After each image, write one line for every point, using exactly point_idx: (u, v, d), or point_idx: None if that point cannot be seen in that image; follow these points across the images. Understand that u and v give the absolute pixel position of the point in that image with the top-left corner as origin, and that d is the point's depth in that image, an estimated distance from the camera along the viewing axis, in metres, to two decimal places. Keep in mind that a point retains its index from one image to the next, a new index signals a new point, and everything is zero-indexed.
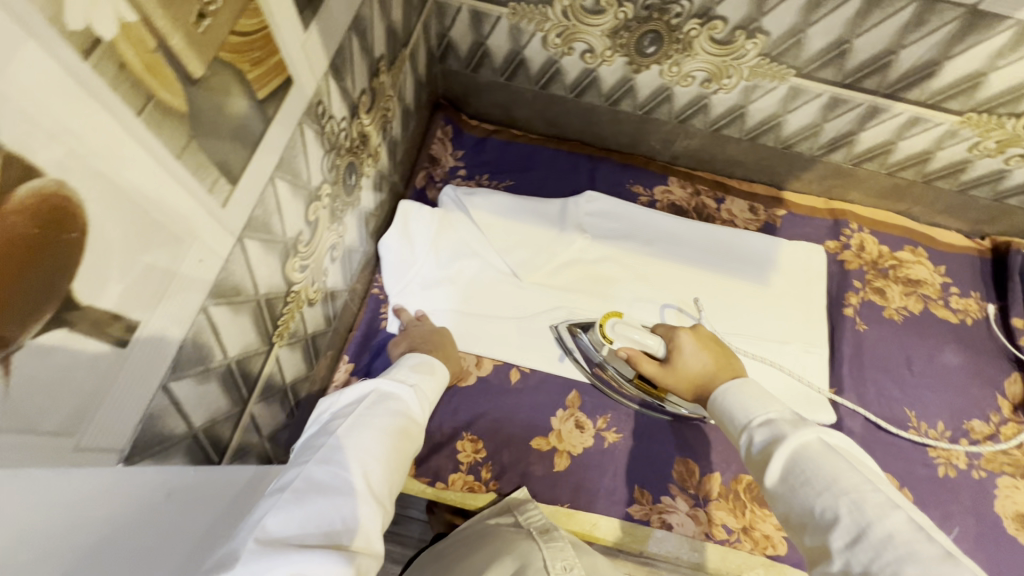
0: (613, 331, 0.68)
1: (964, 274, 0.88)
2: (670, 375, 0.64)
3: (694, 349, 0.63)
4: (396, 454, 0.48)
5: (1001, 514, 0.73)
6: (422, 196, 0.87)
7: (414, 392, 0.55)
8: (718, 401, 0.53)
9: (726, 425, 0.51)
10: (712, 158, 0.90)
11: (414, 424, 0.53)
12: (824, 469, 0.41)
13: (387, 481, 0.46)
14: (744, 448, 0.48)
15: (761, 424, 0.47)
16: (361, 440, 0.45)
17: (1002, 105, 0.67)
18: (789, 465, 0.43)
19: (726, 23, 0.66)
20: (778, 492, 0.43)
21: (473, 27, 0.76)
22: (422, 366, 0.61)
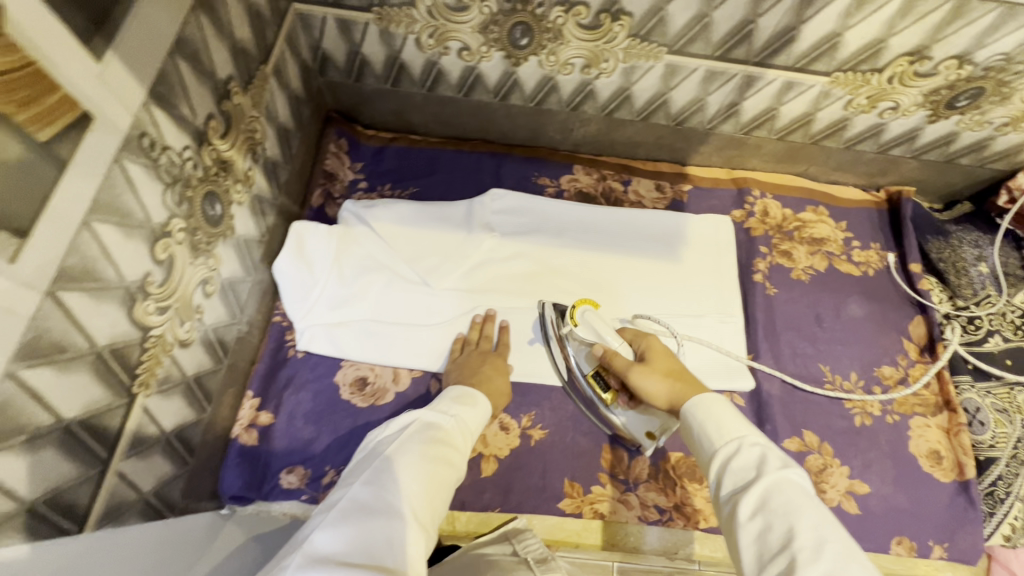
0: (581, 316, 0.72)
1: (864, 227, 0.91)
2: (645, 367, 0.65)
3: (671, 355, 0.67)
4: (436, 479, 0.56)
5: (916, 454, 0.77)
6: (321, 214, 0.84)
7: (455, 420, 0.63)
8: (705, 406, 0.55)
9: (708, 430, 0.53)
10: (612, 141, 0.91)
11: (457, 450, 0.61)
12: (811, 507, 0.45)
13: (429, 504, 0.54)
14: (728, 458, 0.50)
15: (754, 443, 0.50)
16: (403, 468, 0.55)
17: (864, 62, 0.69)
18: (776, 493, 0.46)
19: (589, 8, 0.66)
20: (755, 513, 0.46)
21: (344, 36, 0.74)
22: (464, 397, 0.67)
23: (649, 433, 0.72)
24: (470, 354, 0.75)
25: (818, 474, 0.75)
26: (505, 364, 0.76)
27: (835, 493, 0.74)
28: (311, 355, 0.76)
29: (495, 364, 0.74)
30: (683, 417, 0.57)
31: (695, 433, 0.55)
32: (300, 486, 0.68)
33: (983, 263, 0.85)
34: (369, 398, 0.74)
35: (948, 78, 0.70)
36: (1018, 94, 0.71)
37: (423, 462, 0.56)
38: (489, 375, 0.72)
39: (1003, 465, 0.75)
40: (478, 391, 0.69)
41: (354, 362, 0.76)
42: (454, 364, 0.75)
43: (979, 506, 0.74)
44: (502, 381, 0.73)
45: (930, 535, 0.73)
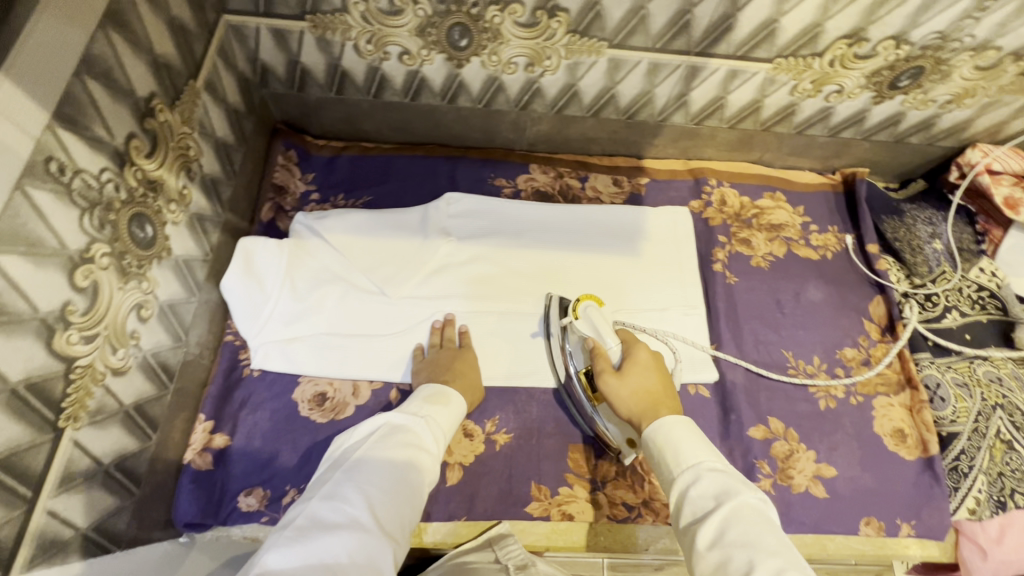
0: (584, 311, 0.72)
1: (822, 210, 0.91)
2: (618, 380, 0.66)
3: (649, 369, 0.67)
4: (404, 486, 0.55)
5: (880, 433, 0.77)
6: (272, 228, 0.82)
7: (425, 423, 0.62)
8: (666, 432, 0.57)
9: (667, 458, 0.56)
10: (567, 138, 0.90)
11: (427, 453, 0.60)
12: (766, 536, 0.46)
13: (396, 512, 0.53)
14: (687, 486, 0.52)
15: (711, 470, 0.52)
16: (365, 477, 0.54)
17: (803, 47, 0.69)
18: (732, 523, 0.47)
19: (524, 6, 0.65)
20: (713, 543, 0.47)
21: (281, 46, 0.72)
22: (435, 396, 0.67)
23: (630, 441, 0.70)
24: (440, 353, 0.74)
25: (785, 461, 0.75)
26: (474, 360, 0.75)
27: (803, 479, 0.74)
28: (267, 373, 0.74)
29: (465, 359, 0.74)
30: (646, 444, 0.59)
31: (658, 461, 0.57)
32: (259, 508, 0.67)
33: (937, 241, 0.86)
34: (329, 413, 0.73)
35: (887, 59, 0.70)
36: (957, 72, 0.72)
37: (389, 471, 0.55)
38: (461, 368, 0.73)
39: (964, 439, 0.75)
40: (453, 389, 0.70)
41: (312, 378, 0.75)
42: (421, 363, 0.74)
43: (944, 482, 0.74)
44: (473, 375, 0.74)
45: (897, 514, 0.73)
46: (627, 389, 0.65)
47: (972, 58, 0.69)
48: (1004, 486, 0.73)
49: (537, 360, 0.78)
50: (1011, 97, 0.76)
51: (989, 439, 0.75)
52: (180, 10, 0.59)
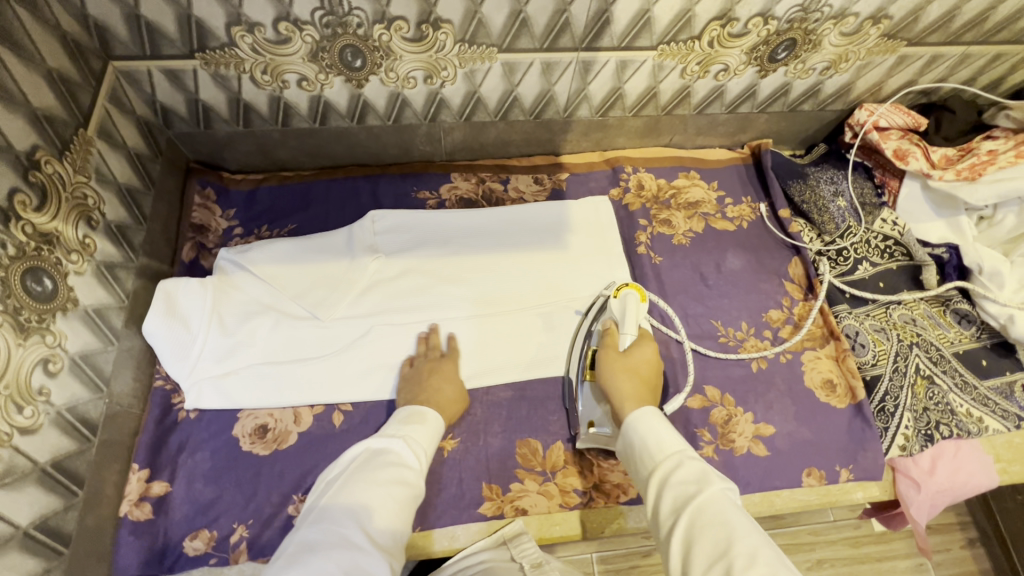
0: (624, 294, 0.75)
1: (734, 183, 0.96)
2: (619, 358, 0.71)
3: (649, 364, 0.71)
4: (392, 504, 0.56)
5: (811, 386, 0.80)
6: (196, 267, 0.81)
7: (406, 442, 0.63)
8: (646, 422, 0.60)
9: (650, 446, 0.57)
10: (484, 144, 0.92)
11: (412, 470, 0.61)
12: (742, 519, 0.48)
13: (386, 527, 0.54)
14: (668, 473, 0.54)
15: (693, 459, 0.54)
16: (352, 500, 0.55)
17: (680, 32, 0.73)
18: (709, 506, 0.49)
19: (408, 21, 0.67)
20: (689, 525, 0.48)
21: (176, 86, 0.72)
22: (413, 416, 0.68)
23: (589, 423, 0.73)
24: (420, 365, 0.76)
25: (725, 426, 0.77)
26: (455, 372, 0.76)
27: (743, 441, 0.77)
28: (204, 414, 0.73)
29: (446, 372, 0.75)
30: (626, 433, 0.61)
31: (637, 449, 0.58)
32: (206, 550, 0.66)
33: (840, 198, 0.90)
34: (271, 444, 0.72)
35: (759, 34, 0.75)
36: (826, 40, 0.77)
37: (375, 490, 0.56)
38: (436, 385, 0.73)
39: (887, 380, 0.80)
40: (428, 407, 0.70)
41: (251, 412, 0.74)
42: (405, 380, 0.75)
43: (874, 423, 0.78)
44: (456, 386, 0.75)
45: (836, 461, 0.77)
46: (623, 368, 0.69)
47: (835, 25, 0.75)
48: (929, 419, 0.78)
49: (478, 362, 0.80)
50: (880, 58, 0.82)
51: (911, 377, 0.79)
52: (59, 62, 0.59)
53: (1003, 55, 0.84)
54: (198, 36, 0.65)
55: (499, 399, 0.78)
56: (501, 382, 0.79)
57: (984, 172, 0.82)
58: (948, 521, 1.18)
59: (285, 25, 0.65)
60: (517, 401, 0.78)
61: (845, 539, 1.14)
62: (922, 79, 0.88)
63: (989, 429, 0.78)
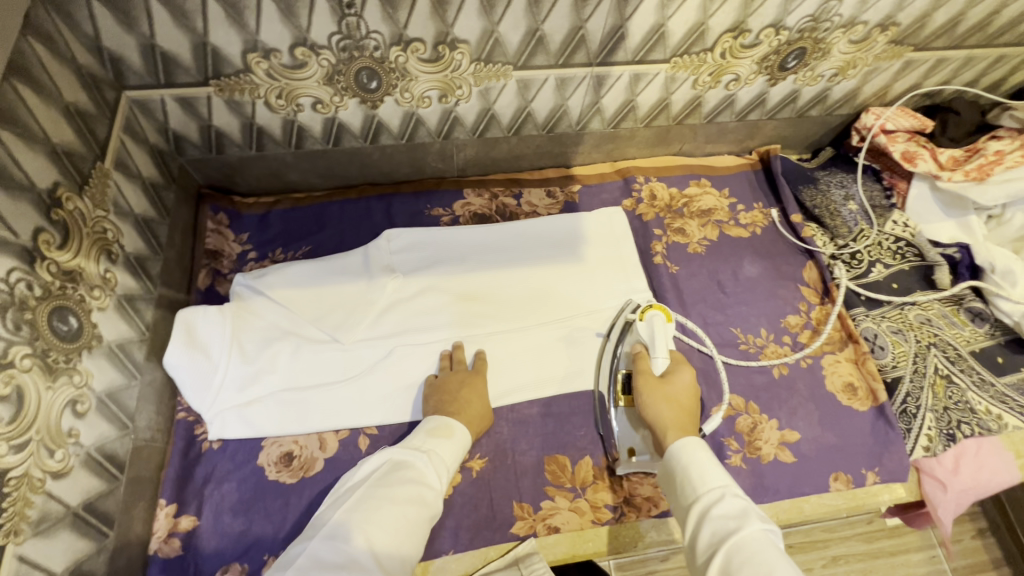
0: (648, 317, 0.78)
1: (745, 190, 0.96)
2: (656, 385, 0.71)
3: (688, 389, 0.71)
4: (406, 522, 0.56)
5: (833, 390, 0.81)
6: (212, 294, 0.80)
7: (428, 458, 0.63)
8: (690, 452, 0.61)
9: (693, 476, 0.58)
10: (495, 159, 0.92)
11: (431, 489, 0.61)
12: (781, 559, 0.48)
13: (397, 548, 0.54)
14: (708, 505, 0.55)
15: (735, 495, 0.55)
16: (367, 515, 0.55)
17: (694, 45, 0.73)
18: (748, 545, 0.50)
19: (425, 42, 0.66)
20: (726, 558, 0.50)
21: (190, 113, 0.72)
22: (440, 429, 0.68)
23: (629, 450, 0.75)
24: (448, 376, 0.76)
25: (751, 434, 0.78)
26: (482, 388, 0.76)
27: (769, 448, 0.77)
28: (227, 443, 0.72)
29: (473, 386, 0.75)
30: (670, 460, 0.62)
31: (679, 478, 0.60)
32: None
33: (851, 202, 0.91)
34: (298, 471, 0.71)
35: (771, 44, 0.76)
36: (835, 48, 0.78)
37: (391, 508, 0.56)
38: (466, 397, 0.73)
39: (907, 381, 0.80)
40: (457, 420, 0.70)
41: (276, 439, 0.73)
42: (432, 387, 0.75)
43: (897, 425, 0.78)
44: (482, 403, 0.74)
45: (861, 464, 0.77)
46: (660, 395, 0.69)
47: (845, 34, 0.76)
48: (951, 419, 0.78)
49: (502, 380, 0.79)
50: (887, 63, 0.83)
51: (930, 377, 0.81)
52: (75, 96, 0.58)
53: (1005, 57, 0.85)
54: (213, 64, 0.65)
55: (524, 416, 0.78)
56: (525, 399, 0.79)
57: (992, 172, 0.83)
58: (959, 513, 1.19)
59: (301, 50, 0.65)
60: (542, 417, 0.78)
61: (860, 535, 1.15)
62: (927, 82, 0.89)
63: (1009, 426, 0.79)
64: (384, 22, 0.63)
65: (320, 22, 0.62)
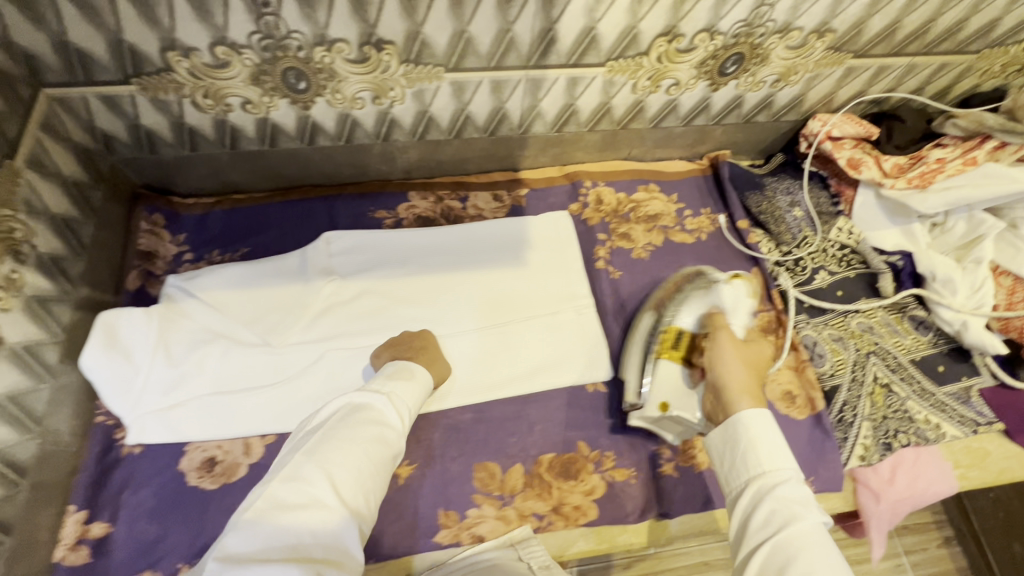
0: (739, 283, 0.78)
1: (694, 196, 0.96)
2: (738, 348, 0.71)
3: (755, 364, 0.71)
4: (369, 462, 0.60)
5: (771, 398, 0.80)
6: (142, 295, 0.79)
7: (388, 399, 0.65)
8: (763, 426, 0.62)
9: (758, 452, 0.60)
10: (440, 162, 0.92)
11: (391, 429, 0.64)
12: (831, 545, 0.54)
13: (360, 484, 0.58)
14: (774, 484, 0.58)
15: (799, 479, 0.58)
16: (328, 456, 0.58)
17: (627, 49, 0.73)
18: (809, 532, 0.54)
19: (349, 43, 0.66)
20: (786, 540, 0.54)
21: (115, 111, 0.70)
22: (400, 371, 0.70)
23: (663, 404, 0.72)
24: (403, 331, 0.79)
25: (686, 442, 0.77)
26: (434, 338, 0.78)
27: (705, 455, 0.76)
28: (149, 448, 0.70)
29: (426, 337, 0.78)
30: (733, 426, 0.63)
31: (743, 448, 0.61)
32: None
33: (796, 208, 0.91)
34: (220, 477, 0.70)
35: (707, 49, 0.75)
36: (773, 54, 0.78)
37: (351, 451, 0.59)
38: (421, 343, 0.76)
39: (845, 390, 0.80)
40: (416, 363, 0.73)
41: (200, 445, 0.71)
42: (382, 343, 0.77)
43: (834, 434, 0.78)
44: (435, 351, 0.76)
45: None
46: (743, 359, 0.70)
47: (781, 39, 0.75)
48: (888, 428, 0.78)
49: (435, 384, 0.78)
50: (828, 70, 0.82)
51: (868, 385, 0.80)
52: None
53: (948, 66, 0.85)
54: (132, 61, 0.64)
55: (456, 422, 0.77)
56: (458, 404, 0.78)
57: (933, 180, 0.83)
58: (925, 520, 1.18)
59: (221, 49, 0.64)
60: (474, 424, 0.77)
61: None
62: (871, 89, 0.89)
63: (946, 435, 0.80)
64: (304, 22, 0.62)
65: (238, 21, 0.61)
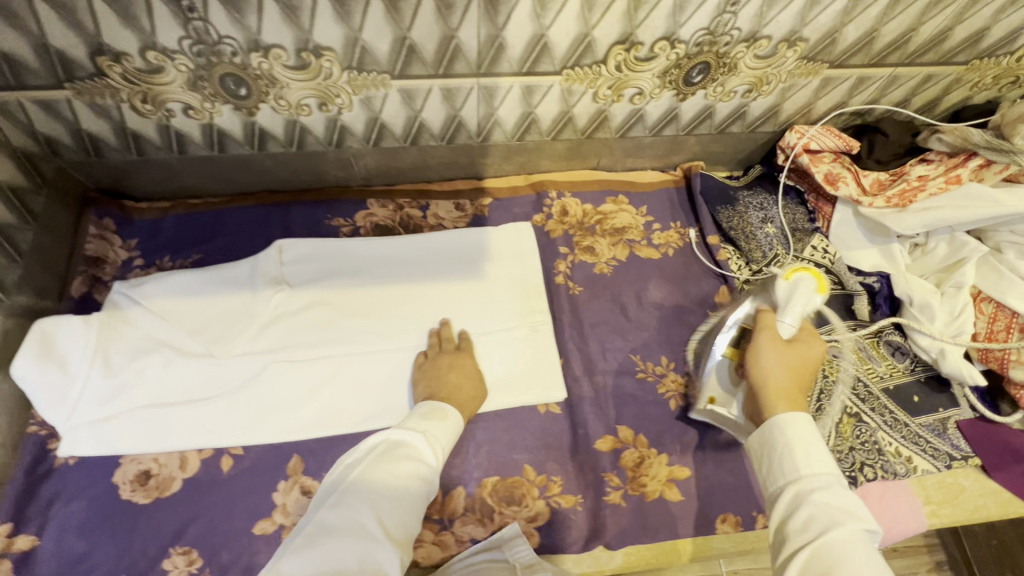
0: (796, 278, 0.70)
1: (664, 208, 0.92)
2: (782, 346, 0.63)
3: (815, 361, 0.63)
4: (408, 497, 0.56)
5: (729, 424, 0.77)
6: (87, 302, 0.78)
7: (424, 437, 0.61)
8: (800, 427, 0.55)
9: (796, 454, 0.53)
10: (400, 168, 0.89)
11: (429, 467, 0.60)
12: (878, 560, 0.46)
13: (401, 519, 0.54)
14: (812, 490, 0.51)
15: (844, 487, 0.51)
16: (371, 488, 0.55)
17: (583, 57, 0.69)
18: (848, 544, 0.47)
19: (285, 49, 0.63)
20: (823, 552, 0.47)
21: (53, 116, 0.69)
22: (434, 412, 0.66)
23: (712, 398, 0.74)
24: (437, 356, 0.76)
25: (637, 469, 0.74)
26: (471, 364, 0.76)
27: (655, 484, 0.73)
28: (83, 460, 0.70)
29: (461, 366, 0.75)
30: (770, 428, 0.56)
31: (779, 451, 0.54)
32: None
33: (769, 225, 0.87)
34: (153, 491, 0.69)
35: (668, 58, 0.71)
36: (741, 63, 0.73)
37: (391, 483, 0.55)
38: (455, 380, 0.73)
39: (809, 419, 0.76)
40: (451, 406, 0.68)
41: (135, 457, 0.70)
42: (420, 370, 0.75)
43: None
44: (469, 386, 0.74)
45: (752, 506, 0.73)
46: (783, 358, 0.62)
47: (748, 48, 0.71)
48: (854, 460, 0.75)
49: (380, 402, 0.76)
50: (803, 80, 0.78)
51: (836, 416, 0.77)
52: None
53: (934, 76, 0.80)
54: (62, 67, 0.62)
55: None
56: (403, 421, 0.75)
57: (914, 199, 0.79)
58: (915, 544, 1.13)
59: (153, 54, 0.62)
60: None
61: None
62: (852, 100, 0.84)
63: (918, 469, 0.76)
64: (234, 27, 0.60)
65: (165, 26, 0.59)
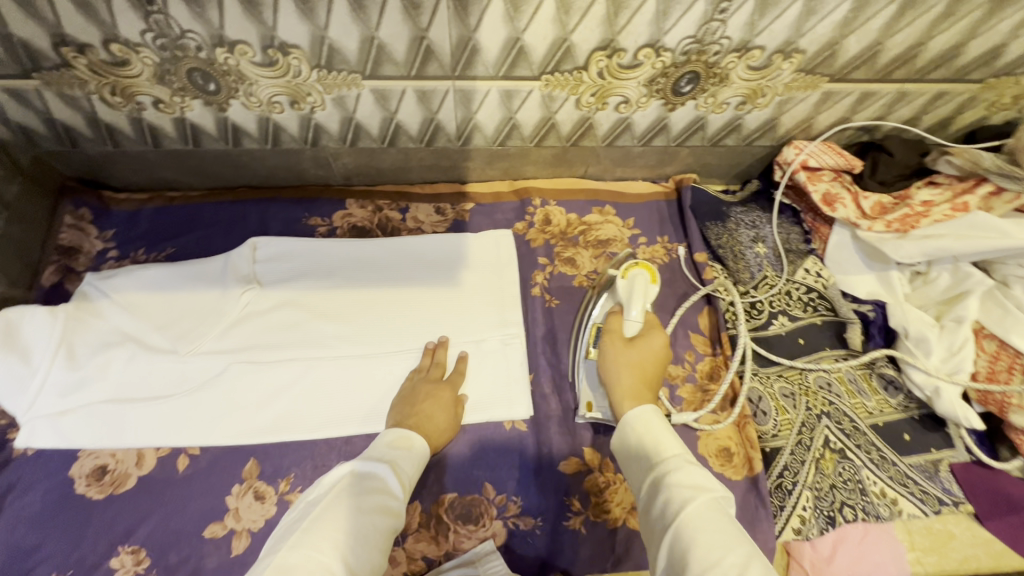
0: (631, 274, 0.71)
1: (652, 222, 0.88)
2: (625, 348, 0.68)
3: (657, 352, 0.69)
4: (373, 532, 0.52)
5: (705, 453, 0.72)
6: (57, 291, 0.78)
7: (391, 468, 0.59)
8: (647, 421, 0.59)
9: (648, 445, 0.57)
10: (380, 169, 0.87)
11: (397, 501, 0.57)
12: (729, 527, 0.47)
13: (368, 562, 0.50)
14: (664, 473, 0.53)
15: (692, 462, 0.53)
16: (337, 525, 0.50)
17: (562, 62, 0.66)
18: (702, 518, 0.48)
19: (251, 46, 0.61)
20: (678, 530, 0.48)
21: (24, 105, 0.68)
22: (399, 441, 0.63)
23: (589, 403, 0.74)
24: (419, 381, 0.73)
25: (602, 495, 0.71)
26: (449, 398, 0.72)
27: (620, 512, 0.70)
28: (41, 451, 0.70)
29: (438, 398, 0.71)
30: (624, 430, 0.60)
31: (633, 449, 0.58)
32: None
33: (760, 244, 0.84)
34: (107, 487, 0.69)
35: (654, 66, 0.67)
36: (733, 74, 0.69)
37: (356, 518, 0.52)
38: (428, 410, 0.70)
39: (787, 454, 0.72)
40: (416, 433, 0.66)
41: (93, 451, 0.70)
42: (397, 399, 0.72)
43: (769, 503, 0.69)
44: (442, 420, 0.70)
45: None
46: (626, 360, 0.67)
47: (739, 59, 0.67)
48: (834, 500, 0.69)
49: (341, 409, 0.74)
50: (801, 94, 0.73)
51: (816, 451, 0.72)
52: None
53: (946, 94, 0.75)
54: (27, 56, 0.61)
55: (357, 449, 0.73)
56: (363, 430, 0.73)
57: (915, 225, 0.74)
58: None
59: (116, 47, 0.61)
60: None
61: None
62: (857, 116, 0.78)
63: (902, 513, 0.70)
64: (196, 21, 0.58)
65: (125, 19, 0.57)
